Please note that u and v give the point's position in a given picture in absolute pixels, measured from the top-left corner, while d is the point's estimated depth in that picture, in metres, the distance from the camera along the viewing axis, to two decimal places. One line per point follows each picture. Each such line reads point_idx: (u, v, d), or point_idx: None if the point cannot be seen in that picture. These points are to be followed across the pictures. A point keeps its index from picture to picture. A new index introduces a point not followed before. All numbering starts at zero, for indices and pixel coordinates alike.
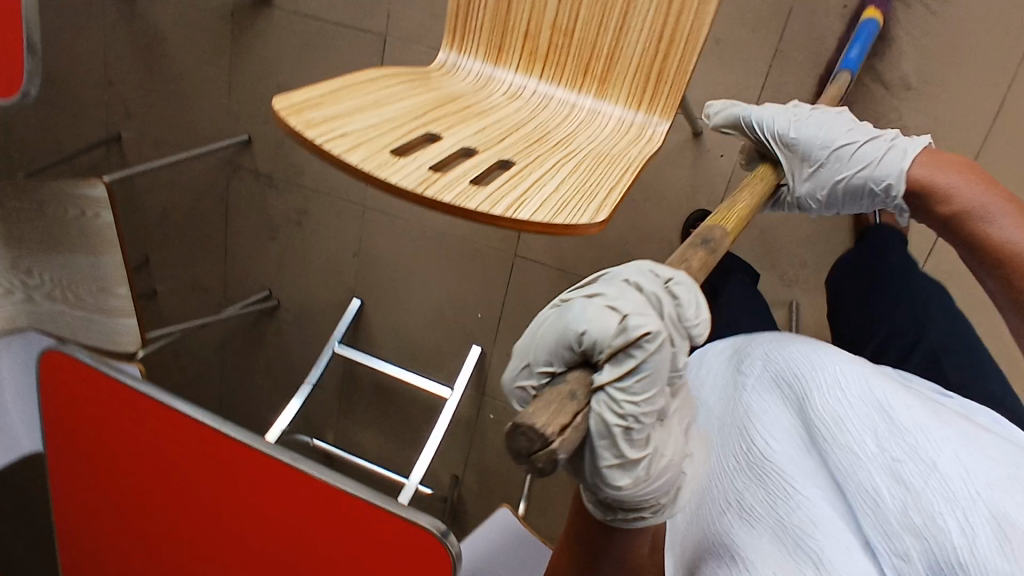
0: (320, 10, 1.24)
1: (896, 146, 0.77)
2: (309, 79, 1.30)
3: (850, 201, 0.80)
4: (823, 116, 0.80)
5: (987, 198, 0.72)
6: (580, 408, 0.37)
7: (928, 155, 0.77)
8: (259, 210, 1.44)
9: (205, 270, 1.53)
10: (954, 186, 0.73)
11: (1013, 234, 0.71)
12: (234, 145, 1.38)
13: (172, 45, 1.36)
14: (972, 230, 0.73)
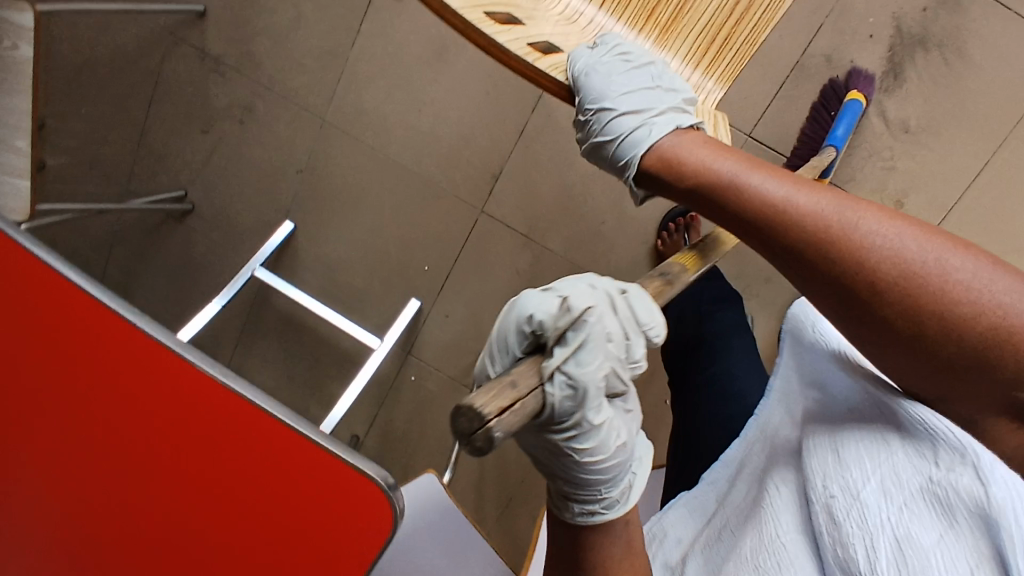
0: None
1: (652, 124, 0.63)
2: None
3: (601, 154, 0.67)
4: (616, 68, 0.65)
5: (744, 166, 0.56)
6: (532, 385, 0.42)
7: (743, 162, 0.57)
8: (196, 95, 1.25)
9: (107, 152, 1.29)
10: (733, 171, 0.56)
11: (776, 189, 0.52)
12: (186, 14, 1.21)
13: None
14: (733, 200, 0.55)
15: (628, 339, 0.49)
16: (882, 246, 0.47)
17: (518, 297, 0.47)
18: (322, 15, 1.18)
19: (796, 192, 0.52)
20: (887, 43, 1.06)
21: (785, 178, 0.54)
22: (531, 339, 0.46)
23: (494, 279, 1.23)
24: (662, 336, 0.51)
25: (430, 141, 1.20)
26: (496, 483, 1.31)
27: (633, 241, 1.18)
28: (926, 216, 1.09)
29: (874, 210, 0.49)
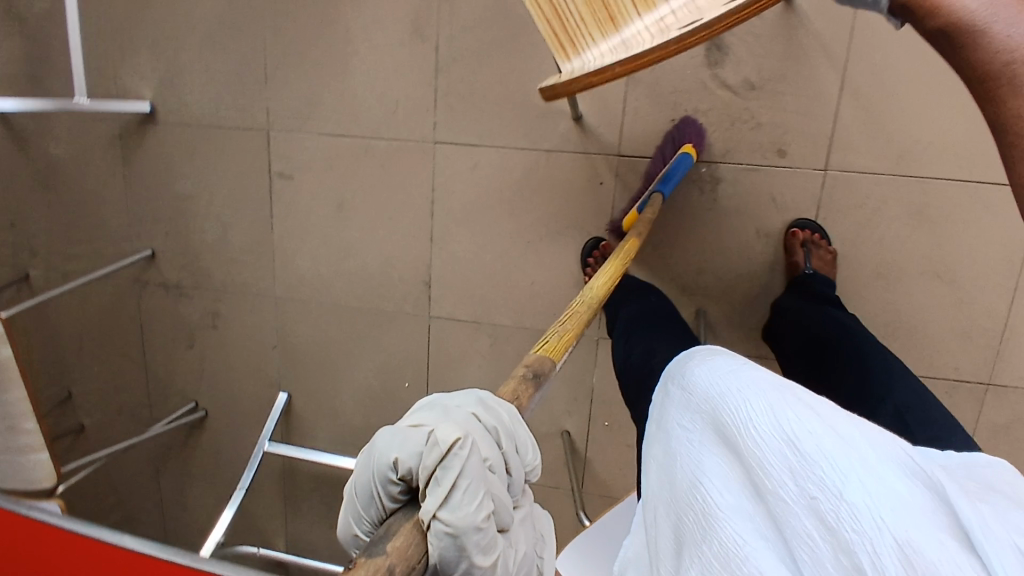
0: (206, 115, 1.29)
1: None
2: (203, 182, 1.33)
3: None
4: None
5: None
6: (417, 558, 0.42)
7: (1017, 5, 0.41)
8: (171, 320, 1.43)
9: (123, 390, 1.49)
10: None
11: None
12: (137, 261, 1.39)
13: (64, 172, 1.37)
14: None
15: (504, 460, 0.51)
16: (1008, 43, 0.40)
17: (380, 431, 0.48)
18: (239, 215, 1.33)
19: None
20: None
21: None
22: (403, 485, 0.47)
23: (466, 369, 1.32)
24: (537, 461, 0.54)
25: (364, 278, 1.31)
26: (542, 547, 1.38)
27: (568, 288, 1.24)
28: (812, 163, 1.12)
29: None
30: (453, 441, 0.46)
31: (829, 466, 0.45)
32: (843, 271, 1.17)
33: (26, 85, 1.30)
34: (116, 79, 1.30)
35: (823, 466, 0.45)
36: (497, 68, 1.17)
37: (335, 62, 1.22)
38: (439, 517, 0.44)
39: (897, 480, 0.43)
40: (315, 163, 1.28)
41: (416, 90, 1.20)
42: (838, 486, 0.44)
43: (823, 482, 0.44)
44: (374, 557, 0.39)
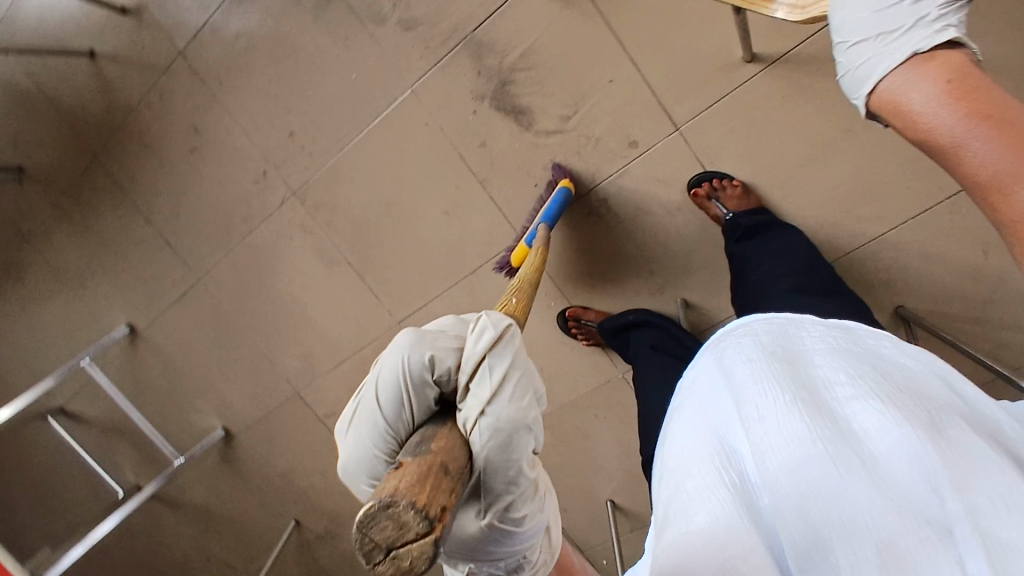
0: (256, 410, 1.58)
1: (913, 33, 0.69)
2: (288, 454, 1.60)
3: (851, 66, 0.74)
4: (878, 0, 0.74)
5: (947, 112, 0.61)
6: (462, 446, 0.58)
7: (915, 64, 0.67)
8: (341, 559, 1.68)
9: None
10: (917, 96, 0.65)
11: (919, 105, 0.64)
12: (291, 535, 1.68)
13: (211, 505, 1.71)
14: (912, 133, 0.65)
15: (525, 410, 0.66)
16: (982, 164, 0.58)
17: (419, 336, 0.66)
18: (324, 461, 1.58)
19: (924, 103, 0.64)
20: (495, 100, 1.19)
21: (938, 88, 0.64)
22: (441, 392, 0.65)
23: (550, 462, 1.44)
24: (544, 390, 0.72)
25: None
26: None
27: (570, 355, 1.33)
28: (663, 132, 1.15)
29: (983, 126, 0.59)
30: (506, 331, 0.68)
31: (842, 456, 0.44)
32: (766, 186, 1.15)
33: (149, 469, 1.66)
34: (192, 428, 1.63)
35: (832, 460, 0.44)
36: (394, 243, 1.33)
37: (300, 320, 1.46)
38: (486, 419, 0.61)
39: (902, 476, 0.42)
40: (340, 392, 1.50)
41: (359, 297, 1.40)
42: (839, 476, 0.43)
43: (825, 467, 0.44)
44: (424, 451, 0.55)
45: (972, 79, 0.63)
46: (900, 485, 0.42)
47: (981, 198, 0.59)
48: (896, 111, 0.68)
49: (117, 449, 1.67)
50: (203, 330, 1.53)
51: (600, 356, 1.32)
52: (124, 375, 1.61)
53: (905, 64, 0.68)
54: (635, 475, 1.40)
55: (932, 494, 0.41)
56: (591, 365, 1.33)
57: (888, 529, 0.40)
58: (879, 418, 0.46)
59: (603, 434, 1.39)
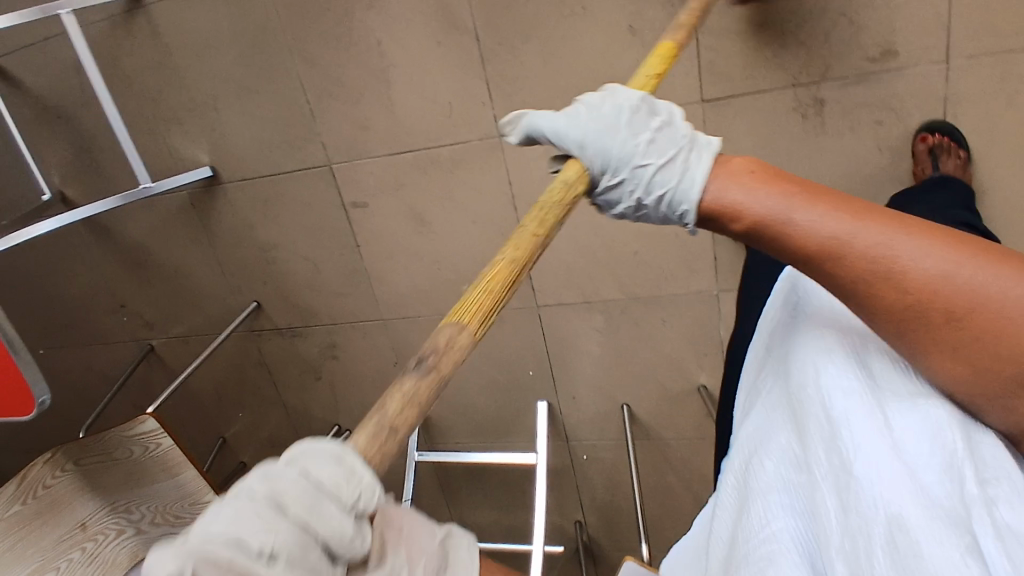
0: (263, 162, 1.27)
1: (680, 164, 0.65)
2: (281, 228, 1.32)
3: (657, 213, 0.68)
4: (579, 117, 0.69)
5: (786, 199, 0.57)
6: None
7: (720, 168, 0.63)
8: (290, 358, 1.46)
9: (268, 428, 1.57)
10: (745, 198, 0.59)
11: (817, 225, 0.55)
12: (244, 316, 1.42)
13: (158, 247, 1.41)
14: (792, 245, 0.56)
15: (340, 461, 0.43)
16: (980, 285, 0.52)
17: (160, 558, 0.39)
18: (326, 253, 1.32)
19: (830, 224, 0.55)
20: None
21: (842, 208, 0.56)
22: None
23: (586, 348, 1.30)
24: (375, 487, 0.43)
25: (462, 284, 1.27)
26: (703, 494, 1.37)
27: (675, 251, 1.17)
28: (929, 59, 0.96)
29: (937, 243, 0.54)
30: (182, 567, 0.38)
31: (871, 447, 0.56)
32: (992, 164, 1.00)
33: (88, 180, 1.37)
34: (173, 153, 1.30)
35: (852, 443, 0.57)
36: (543, 41, 1.05)
37: (370, 80, 1.14)
38: None
39: (914, 449, 0.55)
40: (384, 185, 1.23)
41: (465, 84, 1.11)
42: (873, 454, 0.55)
43: (851, 441, 0.57)
44: None
45: (867, 202, 0.57)
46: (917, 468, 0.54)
47: (902, 323, 0.55)
48: (734, 231, 0.60)
49: (72, 137, 1.33)
50: (236, 37, 1.17)
51: (706, 266, 1.16)
52: (105, 52, 1.24)
53: (713, 178, 0.63)
54: (666, 392, 1.30)
55: (940, 476, 0.53)
56: (688, 270, 1.18)
57: (901, 511, 0.52)
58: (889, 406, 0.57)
59: (659, 343, 1.25)
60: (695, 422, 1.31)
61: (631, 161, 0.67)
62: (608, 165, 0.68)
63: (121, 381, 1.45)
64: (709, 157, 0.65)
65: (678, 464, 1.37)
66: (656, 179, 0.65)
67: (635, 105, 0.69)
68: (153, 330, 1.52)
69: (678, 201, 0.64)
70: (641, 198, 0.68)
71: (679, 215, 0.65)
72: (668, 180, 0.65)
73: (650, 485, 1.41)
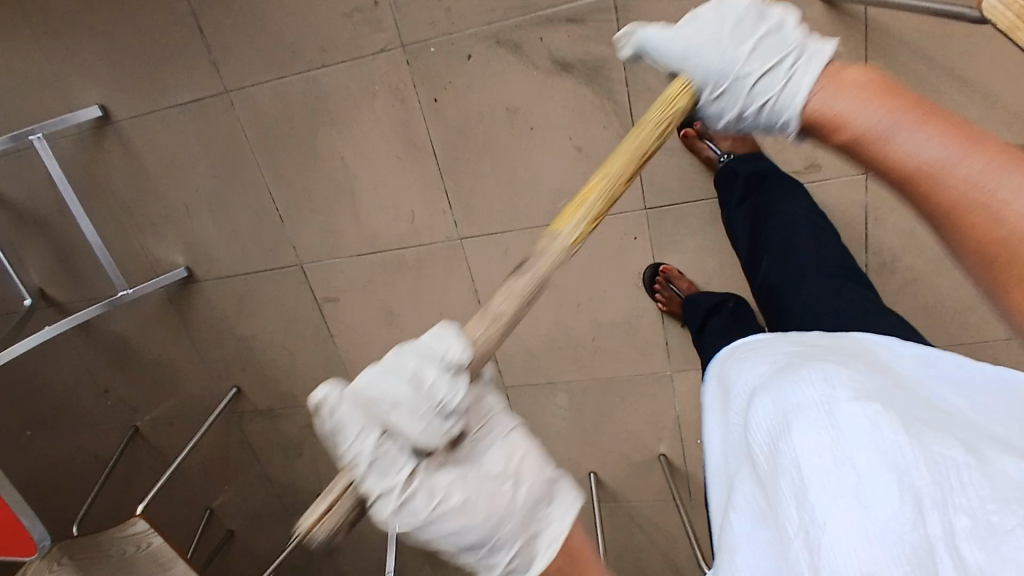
0: (237, 263, 1.32)
1: (792, 72, 0.59)
2: (257, 320, 1.38)
3: (760, 123, 0.62)
4: (712, 38, 0.62)
5: (888, 112, 0.50)
6: (337, 505, 0.48)
7: (835, 76, 0.56)
8: (273, 437, 1.53)
9: (255, 499, 1.63)
10: (852, 106, 0.53)
11: (920, 146, 0.49)
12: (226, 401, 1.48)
13: (139, 338, 1.45)
14: (884, 163, 0.51)
15: (423, 376, 0.49)
16: None
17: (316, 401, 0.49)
18: (302, 343, 1.39)
19: (928, 144, 0.49)
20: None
21: (949, 130, 0.49)
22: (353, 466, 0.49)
23: (552, 423, 1.37)
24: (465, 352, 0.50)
25: None
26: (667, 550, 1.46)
27: (631, 337, 1.24)
28: (851, 173, 1.03)
29: None
30: (319, 403, 0.48)
31: (831, 483, 0.46)
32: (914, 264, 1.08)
33: (65, 279, 1.40)
34: (149, 255, 1.35)
35: (812, 487, 0.47)
36: (497, 157, 1.12)
37: (336, 190, 1.21)
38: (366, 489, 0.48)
39: (883, 500, 0.44)
40: (354, 282, 1.29)
41: (426, 194, 1.17)
42: (825, 494, 0.46)
43: (807, 500, 0.46)
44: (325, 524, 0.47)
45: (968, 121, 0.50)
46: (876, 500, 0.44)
47: (1011, 276, 0.46)
48: (831, 138, 0.55)
49: (48, 241, 1.36)
50: (205, 151, 1.22)
51: (659, 351, 1.24)
52: (79, 165, 1.28)
53: (822, 77, 0.57)
54: (629, 461, 1.38)
55: (903, 511, 0.43)
56: (643, 354, 1.25)
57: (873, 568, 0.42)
58: (839, 436, 0.48)
59: (620, 418, 1.33)
60: (657, 488, 1.39)
61: (738, 59, 0.61)
62: (709, 78, 0.63)
63: (108, 468, 1.50)
64: (823, 59, 0.58)
65: (643, 523, 1.45)
66: (760, 86, 0.60)
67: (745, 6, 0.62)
68: (136, 414, 1.56)
69: (781, 111, 0.59)
70: (743, 112, 0.62)
71: (780, 123, 0.60)
72: (765, 78, 0.60)
73: (618, 543, 1.49)
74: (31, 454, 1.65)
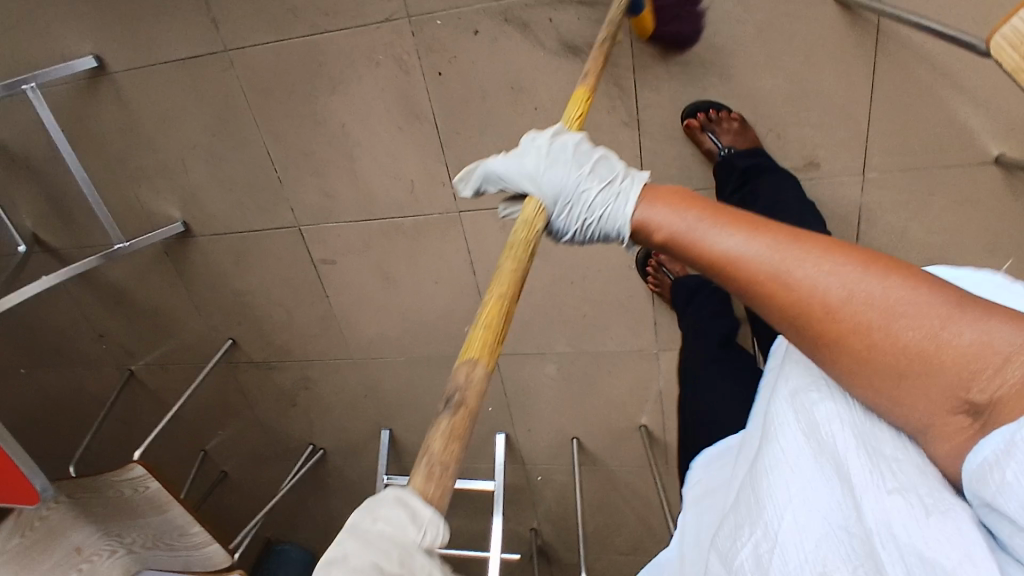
0: (233, 221, 1.32)
1: (620, 190, 0.69)
2: (255, 277, 1.39)
3: (592, 236, 0.73)
4: (541, 155, 0.73)
5: (694, 218, 0.60)
6: None
7: (651, 192, 0.67)
8: (266, 387, 1.57)
9: (248, 443, 1.68)
10: (666, 218, 0.63)
11: (725, 242, 0.57)
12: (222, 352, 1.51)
13: (134, 288, 1.46)
14: (715, 267, 0.57)
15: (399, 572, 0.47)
16: (830, 286, 0.52)
17: None
18: (298, 301, 1.41)
19: (736, 241, 0.56)
20: (713, 38, 0.98)
21: (743, 227, 0.57)
22: None
23: (540, 390, 1.42)
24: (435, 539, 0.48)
25: (426, 334, 1.37)
26: (642, 510, 1.54)
27: (621, 314, 1.27)
28: (850, 172, 1.04)
29: (812, 253, 0.54)
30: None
31: (819, 513, 0.55)
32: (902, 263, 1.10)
33: (60, 226, 1.40)
34: (145, 208, 1.34)
35: (802, 514, 0.56)
36: (500, 132, 1.11)
37: (336, 156, 1.20)
38: None
39: (856, 530, 0.53)
40: (352, 246, 1.30)
41: (426, 166, 1.17)
42: (808, 519, 0.56)
43: (792, 527, 0.56)
44: None
45: (736, 209, 0.60)
46: (854, 532, 0.53)
47: (835, 350, 0.53)
48: (653, 245, 0.64)
49: (41, 189, 1.35)
50: (203, 108, 1.20)
51: (649, 330, 1.27)
52: (73, 113, 1.26)
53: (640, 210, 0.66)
54: (612, 429, 1.43)
55: (875, 539, 0.52)
56: (632, 332, 1.29)
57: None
58: (823, 477, 0.57)
59: (606, 390, 1.38)
60: (637, 454, 1.45)
61: (572, 177, 0.71)
62: (555, 198, 0.72)
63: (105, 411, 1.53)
64: (641, 183, 0.69)
65: (621, 486, 1.52)
66: (596, 202, 0.70)
67: (578, 141, 0.73)
68: (131, 359, 1.59)
69: (615, 221, 0.68)
70: (583, 221, 0.71)
71: (613, 232, 0.69)
72: (593, 193, 0.70)
73: (596, 502, 1.57)
74: (27, 392, 1.68)
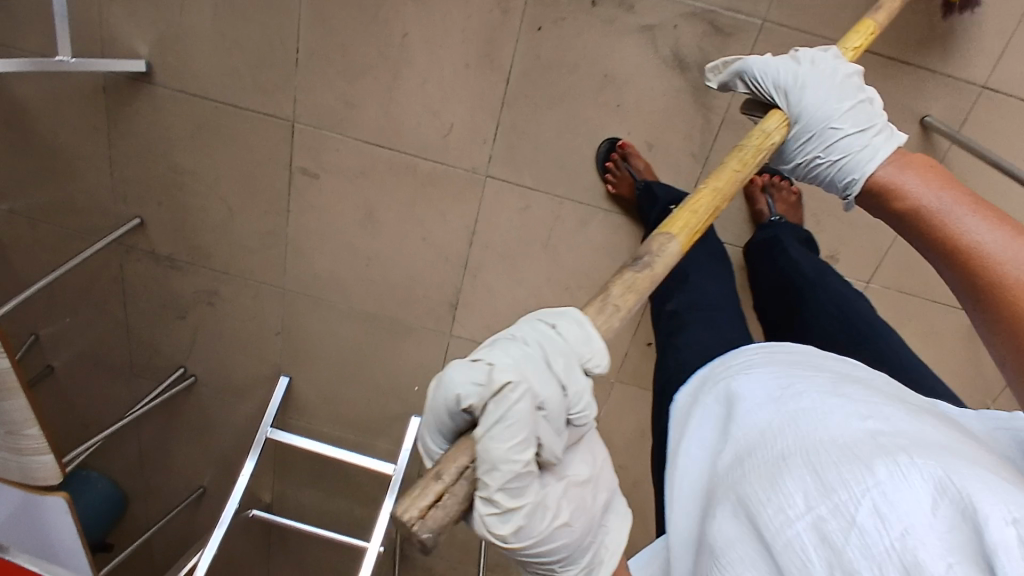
0: (215, 87, 1.10)
1: (870, 140, 0.75)
2: (208, 160, 1.17)
3: (817, 177, 0.79)
4: (830, 85, 0.76)
5: (949, 200, 0.65)
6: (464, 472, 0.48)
7: (903, 156, 0.73)
8: (158, 287, 1.31)
9: (99, 344, 1.39)
10: (916, 189, 0.68)
11: (975, 232, 0.61)
12: (122, 229, 1.24)
13: (38, 115, 1.15)
14: (945, 237, 0.63)
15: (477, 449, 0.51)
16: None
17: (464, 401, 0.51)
18: (249, 204, 1.20)
19: (989, 236, 0.60)
20: None
21: (992, 219, 0.61)
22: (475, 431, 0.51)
23: None
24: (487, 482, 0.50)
25: (384, 288, 1.24)
26: None
27: None
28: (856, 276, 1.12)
29: (1014, 231, 0.59)
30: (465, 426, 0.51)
31: (847, 474, 0.45)
32: None
33: None
34: (105, 29, 1.07)
35: (837, 473, 0.45)
36: (569, 114, 1.05)
37: (378, 66, 1.05)
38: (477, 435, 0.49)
39: (903, 484, 0.42)
40: (345, 168, 1.14)
41: (475, 116, 1.07)
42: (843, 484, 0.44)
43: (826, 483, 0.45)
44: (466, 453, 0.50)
45: (950, 174, 0.69)
46: (891, 495, 0.42)
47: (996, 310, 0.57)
48: (893, 210, 0.70)
49: None
50: None
51: (614, 359, 1.25)
52: None
53: (889, 163, 0.73)
54: None
55: (935, 505, 0.40)
56: None
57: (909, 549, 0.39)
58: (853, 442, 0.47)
59: None
60: None
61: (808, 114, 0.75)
62: (802, 120, 0.77)
63: None
64: (896, 143, 0.75)
65: None
66: (839, 144, 0.75)
67: (851, 73, 0.77)
68: None
69: (853, 171, 0.75)
70: (815, 158, 0.78)
71: (843, 183, 0.77)
72: (835, 132, 0.75)
73: None
74: None
